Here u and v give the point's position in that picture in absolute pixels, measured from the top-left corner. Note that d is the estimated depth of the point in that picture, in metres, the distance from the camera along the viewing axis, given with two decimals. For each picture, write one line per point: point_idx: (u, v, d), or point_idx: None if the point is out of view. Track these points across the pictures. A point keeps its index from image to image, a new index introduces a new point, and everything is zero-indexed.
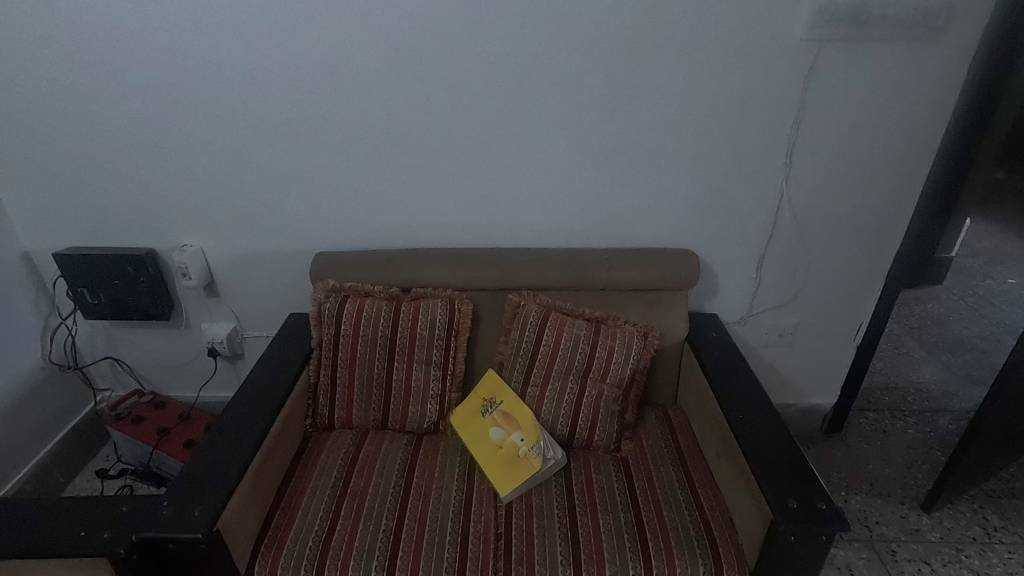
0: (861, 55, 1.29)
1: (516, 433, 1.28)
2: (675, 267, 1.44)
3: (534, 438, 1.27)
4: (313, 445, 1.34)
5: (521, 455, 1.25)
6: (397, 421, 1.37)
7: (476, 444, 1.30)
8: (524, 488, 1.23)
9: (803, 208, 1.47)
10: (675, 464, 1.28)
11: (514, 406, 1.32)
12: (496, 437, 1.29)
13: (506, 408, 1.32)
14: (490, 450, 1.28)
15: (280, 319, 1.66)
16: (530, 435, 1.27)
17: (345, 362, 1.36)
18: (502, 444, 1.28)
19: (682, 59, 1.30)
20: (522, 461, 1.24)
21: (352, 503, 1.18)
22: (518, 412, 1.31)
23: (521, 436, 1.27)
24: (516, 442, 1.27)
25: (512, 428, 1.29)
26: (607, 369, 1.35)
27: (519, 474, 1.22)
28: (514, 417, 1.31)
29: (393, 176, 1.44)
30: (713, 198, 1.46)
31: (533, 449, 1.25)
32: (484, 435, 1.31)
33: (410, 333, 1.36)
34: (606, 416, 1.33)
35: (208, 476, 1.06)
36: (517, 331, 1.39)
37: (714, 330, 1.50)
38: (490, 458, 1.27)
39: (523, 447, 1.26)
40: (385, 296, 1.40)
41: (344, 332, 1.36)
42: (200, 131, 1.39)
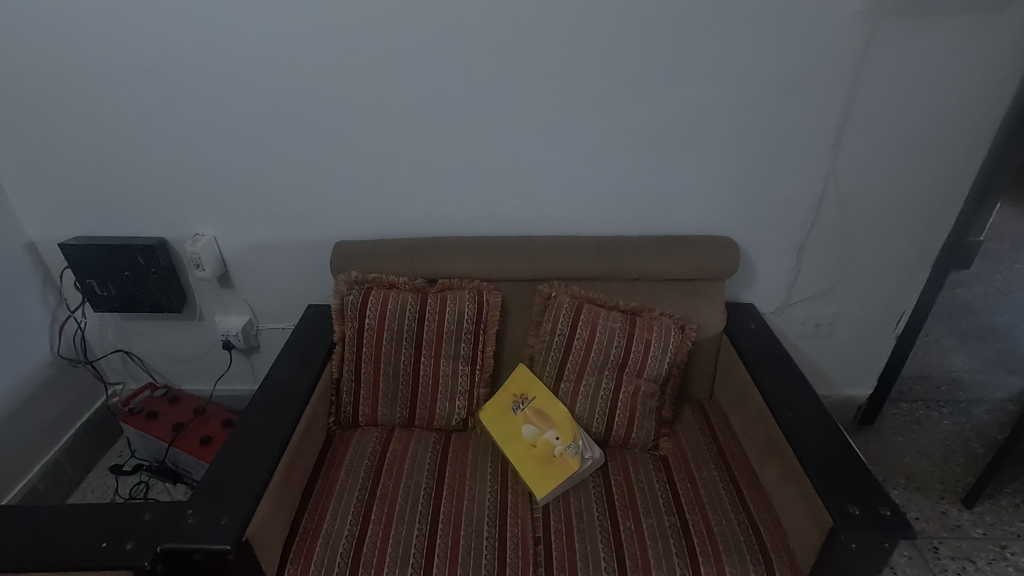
0: (919, 30, 1.20)
1: (550, 432, 1.22)
2: (714, 256, 1.37)
3: (570, 437, 1.21)
4: (338, 443, 1.29)
5: (557, 455, 1.19)
6: (424, 419, 1.32)
7: (508, 442, 1.25)
8: (562, 490, 1.17)
9: (848, 193, 1.40)
10: (718, 464, 1.22)
11: (548, 403, 1.27)
12: (530, 435, 1.23)
13: (539, 405, 1.27)
14: (523, 449, 1.22)
15: (297, 311, 1.60)
16: (566, 434, 1.22)
17: (369, 357, 1.30)
18: (536, 443, 1.22)
19: (729, 35, 1.21)
20: (558, 462, 1.19)
21: (382, 507, 1.13)
22: (551, 409, 1.25)
23: (556, 435, 1.22)
24: (551, 442, 1.21)
25: (546, 427, 1.23)
26: (644, 364, 1.29)
27: (557, 475, 1.17)
28: (548, 415, 1.25)
29: (417, 162, 1.37)
30: (753, 183, 1.38)
31: (570, 449, 1.19)
32: (516, 433, 1.25)
33: (437, 327, 1.30)
34: (643, 413, 1.27)
35: (234, 482, 1.01)
36: (549, 324, 1.33)
37: (752, 321, 1.44)
38: (524, 458, 1.21)
39: (559, 447, 1.20)
40: (411, 288, 1.33)
41: (368, 327, 1.29)
42: (214, 115, 1.31)
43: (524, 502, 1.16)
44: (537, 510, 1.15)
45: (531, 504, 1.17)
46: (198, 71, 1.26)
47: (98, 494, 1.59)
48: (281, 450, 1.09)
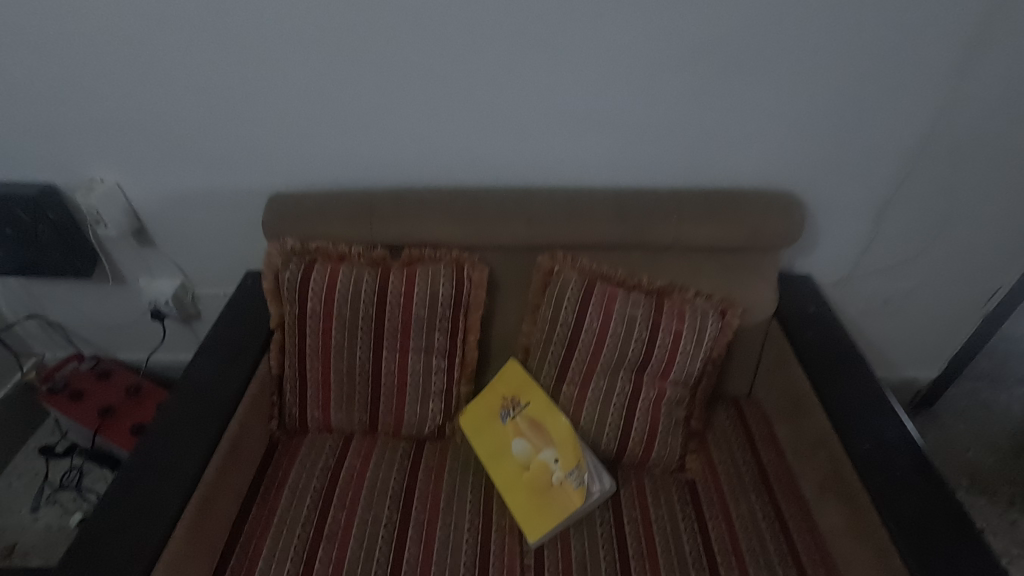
0: None
1: (547, 452, 0.95)
2: (771, 219, 1.03)
3: (572, 463, 0.93)
4: (282, 456, 1.03)
5: (555, 485, 0.93)
6: (390, 426, 1.04)
7: (494, 460, 0.98)
8: (561, 528, 0.92)
9: (957, 134, 1.04)
10: (761, 494, 0.96)
11: (545, 412, 0.98)
12: (522, 455, 0.96)
13: (534, 416, 0.98)
14: (512, 471, 0.96)
15: (236, 275, 1.28)
16: (567, 458, 0.94)
17: (316, 350, 1.00)
18: (529, 465, 0.95)
19: None
20: (557, 495, 0.92)
21: (329, 551, 0.89)
22: (548, 422, 0.97)
23: (555, 457, 0.94)
24: (548, 466, 0.94)
25: (541, 445, 0.96)
26: (671, 363, 0.99)
27: (555, 512, 0.91)
28: (544, 429, 0.97)
29: (375, 84, 1.01)
30: (830, 120, 1.02)
31: (572, 478, 0.92)
32: (503, 448, 0.98)
33: (402, 313, 0.99)
34: (668, 426, 1.00)
35: (120, 544, 0.75)
36: (548, 309, 1.02)
37: (813, 302, 1.11)
38: (513, 483, 0.95)
39: (558, 475, 0.93)
40: (367, 261, 1.01)
41: (312, 313, 0.99)
42: (92, 16, 0.95)
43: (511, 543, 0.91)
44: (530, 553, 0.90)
45: (521, 545, 0.92)
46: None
47: (25, 481, 1.37)
48: (191, 490, 0.83)
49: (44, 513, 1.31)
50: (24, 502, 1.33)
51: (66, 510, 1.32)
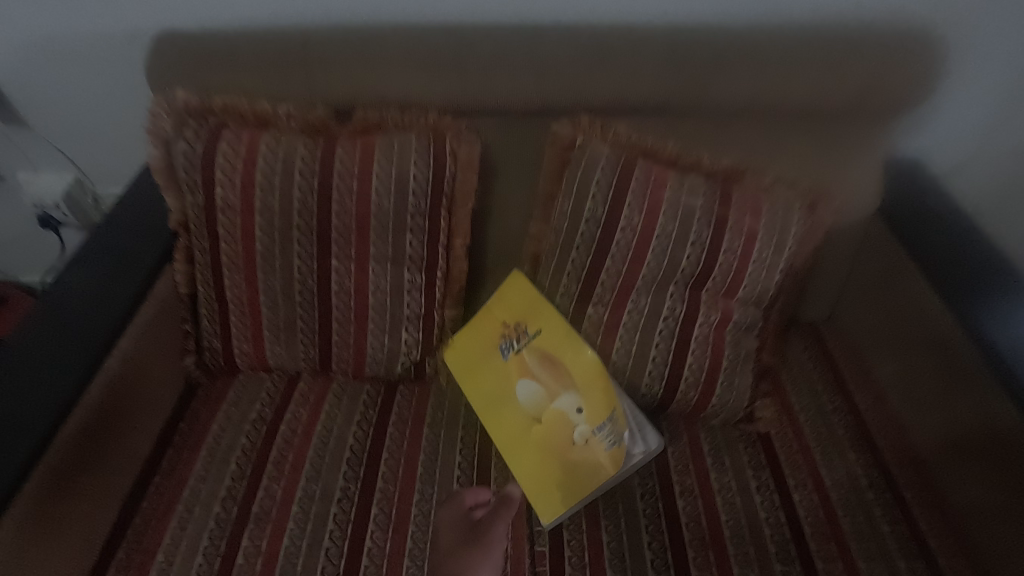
0: None
1: (566, 399, 0.67)
2: (891, 66, 0.71)
3: (602, 414, 0.65)
4: (201, 407, 0.75)
5: (578, 446, 0.65)
6: (348, 365, 0.76)
7: (492, 410, 0.71)
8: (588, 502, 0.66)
9: None
10: (861, 453, 0.69)
11: (561, 343, 0.68)
12: (531, 403, 0.68)
13: (545, 349, 0.69)
14: (517, 426, 0.69)
15: (141, 164, 0.95)
16: (596, 408, 0.65)
17: (234, 258, 0.70)
18: (541, 417, 0.67)
19: None
20: (580, 460, 0.64)
21: (256, 539, 0.62)
22: (567, 358, 0.67)
23: (578, 406, 0.66)
24: (568, 419, 0.66)
25: (557, 390, 0.67)
26: (738, 276, 0.72)
27: (579, 483, 0.64)
28: (561, 368, 0.67)
29: None
30: None
31: (602, 436, 0.64)
32: (504, 394, 0.70)
33: (356, 204, 0.68)
34: (735, 362, 0.71)
35: None
36: (567, 201, 0.72)
37: (932, 194, 0.80)
38: (518, 441, 0.68)
39: (583, 431, 0.65)
40: (300, 127, 0.69)
41: (222, 204, 0.67)
42: None
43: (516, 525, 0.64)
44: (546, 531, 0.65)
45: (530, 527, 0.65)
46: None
47: None
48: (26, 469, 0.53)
49: None
50: None
51: None
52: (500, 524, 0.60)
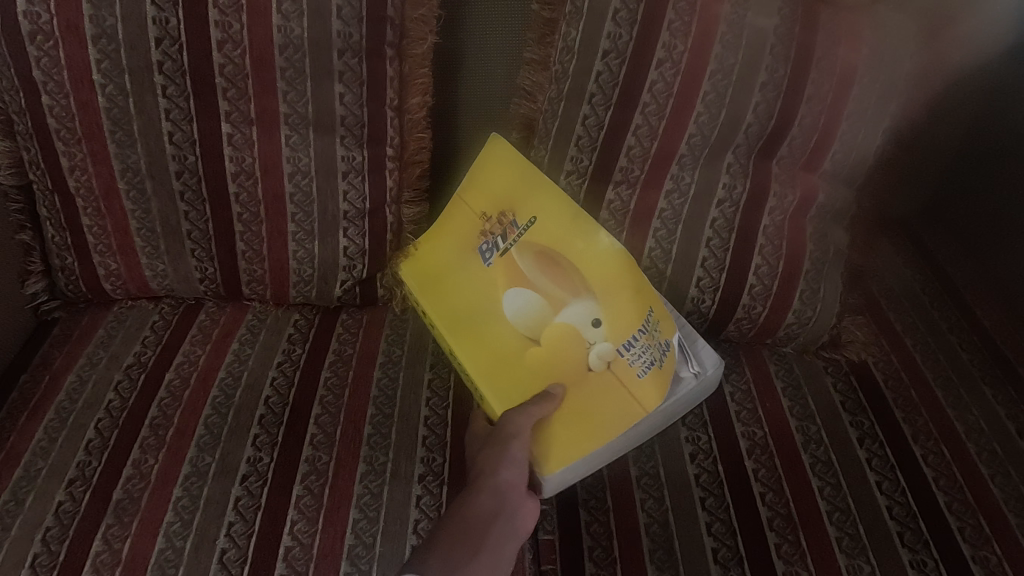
0: None
1: (577, 310, 0.44)
2: None
3: (631, 324, 0.42)
4: (53, 352, 0.52)
5: (596, 374, 0.43)
6: (264, 286, 0.54)
7: (464, 333, 0.48)
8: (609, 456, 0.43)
9: None
10: (999, 386, 0.48)
11: (567, 230, 0.45)
12: (526, 319, 0.46)
13: (542, 240, 0.46)
14: (503, 353, 0.46)
15: None
16: (621, 317, 0.43)
17: (70, 123, 0.46)
18: (540, 339, 0.45)
19: None
20: (600, 394, 0.43)
21: (116, 541, 0.41)
22: (576, 251, 0.44)
23: (595, 319, 0.43)
24: (581, 335, 0.44)
25: (562, 298, 0.45)
26: (828, 137, 0.48)
27: (599, 429, 0.42)
28: (567, 266, 0.44)
29: None
30: None
31: (634, 356, 0.42)
32: (482, 309, 0.47)
33: (248, 29, 0.44)
34: (818, 264, 0.50)
35: None
36: (573, 29, 0.48)
37: None
38: (503, 374, 0.45)
39: (603, 352, 0.43)
40: None
41: (34, 34, 0.43)
42: None
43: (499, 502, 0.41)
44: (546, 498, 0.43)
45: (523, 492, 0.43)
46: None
47: None
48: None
49: None
50: None
51: None
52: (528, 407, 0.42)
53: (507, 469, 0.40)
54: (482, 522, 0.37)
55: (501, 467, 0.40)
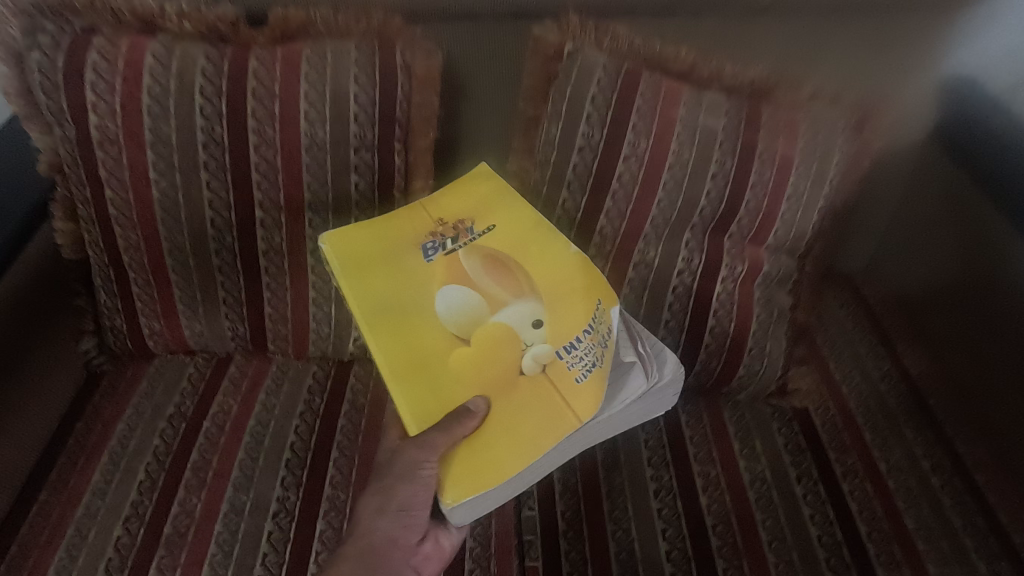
0: None
1: (517, 312, 0.46)
2: None
3: (573, 327, 0.44)
4: (102, 402, 0.60)
5: (529, 377, 0.44)
6: (287, 342, 0.62)
7: (386, 323, 0.45)
8: (528, 480, 0.43)
9: None
10: (919, 428, 0.57)
11: (521, 242, 0.49)
12: (459, 317, 0.46)
13: (494, 244, 0.49)
14: (427, 353, 0.45)
15: None
16: (563, 321, 0.45)
17: (129, 212, 0.54)
18: (470, 339, 0.45)
19: None
20: (534, 400, 0.44)
21: (168, 570, 0.49)
22: (530, 263, 0.48)
23: (535, 321, 0.45)
24: (522, 338, 0.45)
25: (503, 300, 0.46)
26: (771, 216, 0.57)
27: (526, 440, 0.42)
28: (518, 271, 0.47)
29: None
30: None
31: (573, 360, 0.43)
32: (416, 302, 0.46)
33: (281, 135, 0.53)
34: (765, 324, 0.58)
35: None
36: (554, 128, 0.56)
37: None
38: (425, 373, 0.44)
39: (540, 355, 0.44)
40: (198, 31, 0.52)
41: (102, 141, 0.51)
42: None
43: (434, 525, 0.47)
44: (446, 540, 0.47)
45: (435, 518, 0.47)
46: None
47: None
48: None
49: None
50: None
51: None
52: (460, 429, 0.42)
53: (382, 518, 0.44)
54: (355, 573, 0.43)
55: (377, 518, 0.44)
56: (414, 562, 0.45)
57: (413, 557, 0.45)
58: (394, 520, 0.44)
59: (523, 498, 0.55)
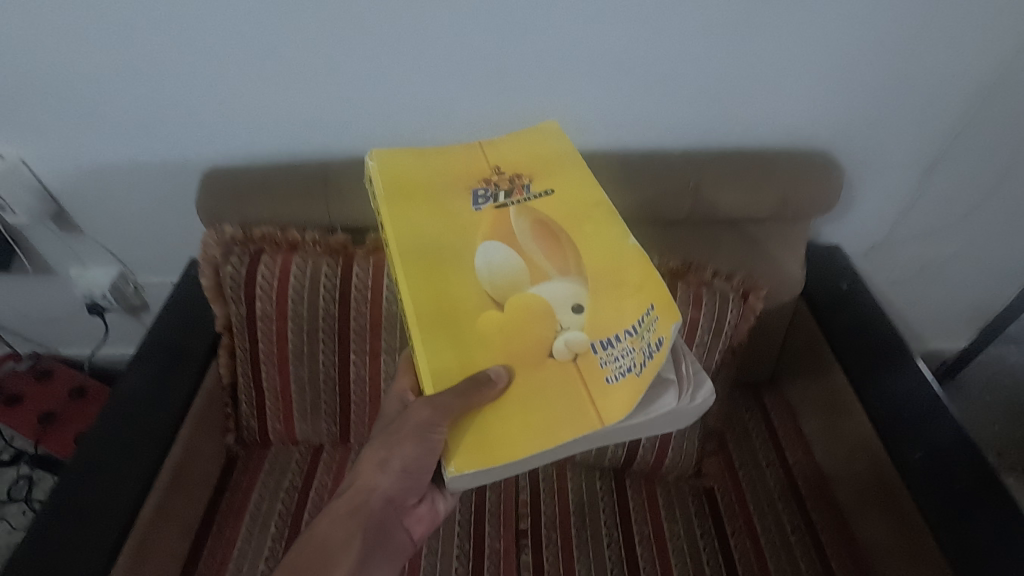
0: None
1: (558, 290, 0.56)
2: (802, 183, 0.87)
3: (607, 328, 0.54)
4: (241, 477, 0.89)
5: (559, 358, 0.54)
6: (363, 438, 0.91)
7: (428, 262, 0.56)
8: (535, 463, 0.50)
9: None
10: (788, 504, 0.85)
11: (571, 227, 0.59)
12: (501, 275, 0.56)
13: (546, 215, 0.60)
14: (460, 302, 0.55)
15: (165, 263, 1.11)
16: (599, 315, 0.54)
17: (271, 356, 0.85)
18: (503, 305, 0.55)
19: None
20: (558, 372, 0.53)
21: None
22: (577, 247, 0.58)
23: (575, 305, 0.55)
24: (557, 317, 0.54)
25: (546, 275, 0.56)
26: None
27: (541, 419, 0.51)
28: (568, 257, 0.57)
29: (317, 39, 0.79)
30: (880, 77, 0.83)
31: (606, 358, 0.52)
32: (467, 250, 0.58)
33: (370, 310, 0.83)
34: (684, 430, 0.86)
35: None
36: None
37: (846, 280, 0.95)
38: (457, 323, 0.54)
39: (570, 340, 0.53)
40: (323, 250, 0.84)
41: (262, 314, 0.83)
42: None
43: (434, 490, 0.64)
44: (441, 505, 0.64)
45: (434, 484, 0.64)
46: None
47: None
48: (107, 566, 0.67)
49: None
50: None
51: (14, 527, 1.19)
52: (487, 391, 0.51)
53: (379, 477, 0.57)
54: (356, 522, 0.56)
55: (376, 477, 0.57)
56: (409, 521, 0.61)
57: (408, 518, 0.61)
58: (397, 483, 0.57)
59: (521, 547, 0.82)
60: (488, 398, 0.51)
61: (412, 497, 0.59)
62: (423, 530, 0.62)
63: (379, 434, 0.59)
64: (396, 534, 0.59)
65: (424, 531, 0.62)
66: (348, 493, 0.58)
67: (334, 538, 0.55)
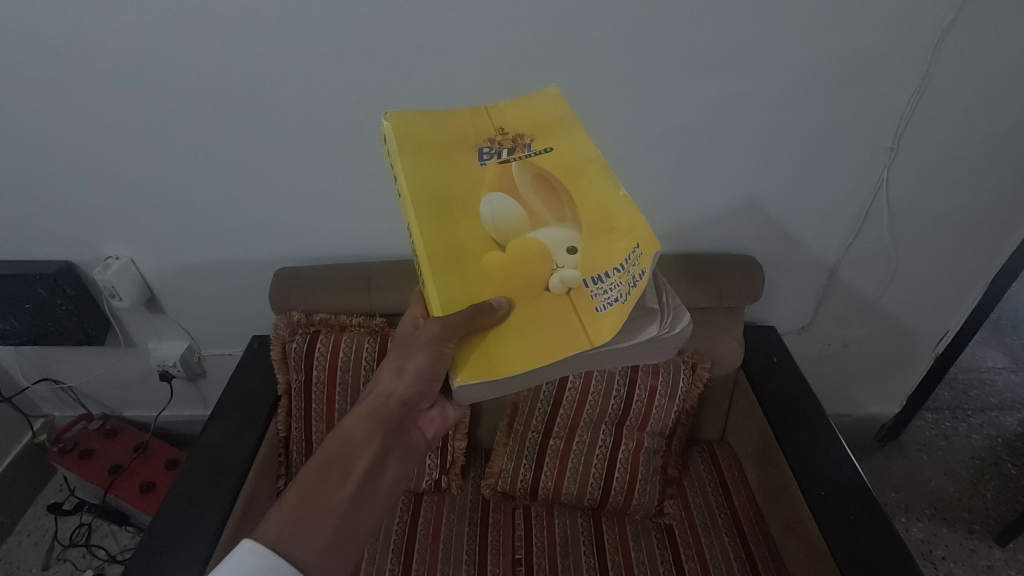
0: (1009, 37, 0.92)
1: (557, 236, 0.61)
2: (734, 280, 1.10)
3: (600, 266, 0.59)
4: None
5: (555, 293, 0.60)
6: None
7: (436, 207, 0.60)
8: (533, 376, 0.59)
9: (897, 214, 1.14)
10: (732, 537, 1.05)
11: (571, 180, 0.63)
12: (503, 218, 0.61)
13: (546, 168, 0.64)
14: (468, 243, 0.60)
15: (226, 338, 1.37)
16: (592, 257, 0.60)
17: (322, 413, 1.09)
18: (505, 246, 0.61)
19: (764, 39, 0.93)
20: (554, 303, 0.59)
21: None
22: (575, 199, 0.62)
23: (571, 247, 0.60)
24: (556, 256, 0.60)
25: (546, 222, 0.62)
26: (647, 416, 1.07)
27: (536, 339, 0.57)
28: (566, 206, 0.62)
29: (368, 183, 1.08)
30: (782, 206, 1.12)
31: (598, 291, 0.58)
32: (474, 197, 0.62)
33: None
34: (647, 475, 1.07)
35: None
36: None
37: (776, 354, 1.19)
38: (462, 262, 0.60)
39: (567, 276, 0.59)
40: (367, 330, 1.10)
41: (317, 380, 1.08)
42: (105, 135, 1.02)
43: (443, 399, 0.76)
44: (450, 411, 0.76)
45: (444, 396, 0.77)
46: (49, 37, 0.91)
47: (36, 538, 1.44)
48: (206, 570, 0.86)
49: (55, 571, 1.37)
50: (36, 560, 1.39)
51: (76, 568, 1.37)
52: (485, 318, 0.58)
53: (398, 386, 0.70)
54: (377, 418, 0.69)
55: (394, 386, 0.70)
56: (423, 421, 0.73)
57: (426, 417, 0.74)
58: (412, 387, 0.70)
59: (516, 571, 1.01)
60: (488, 322, 0.59)
61: (424, 401, 0.72)
62: (435, 429, 0.75)
63: (395, 349, 0.71)
64: (411, 431, 0.72)
65: (436, 430, 0.75)
66: (370, 397, 0.70)
67: (357, 432, 0.67)
